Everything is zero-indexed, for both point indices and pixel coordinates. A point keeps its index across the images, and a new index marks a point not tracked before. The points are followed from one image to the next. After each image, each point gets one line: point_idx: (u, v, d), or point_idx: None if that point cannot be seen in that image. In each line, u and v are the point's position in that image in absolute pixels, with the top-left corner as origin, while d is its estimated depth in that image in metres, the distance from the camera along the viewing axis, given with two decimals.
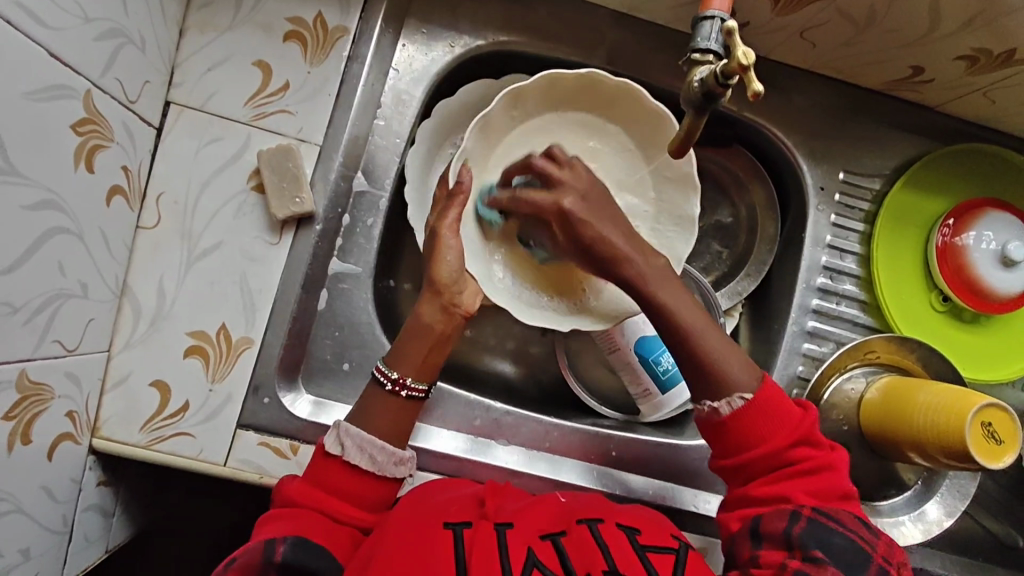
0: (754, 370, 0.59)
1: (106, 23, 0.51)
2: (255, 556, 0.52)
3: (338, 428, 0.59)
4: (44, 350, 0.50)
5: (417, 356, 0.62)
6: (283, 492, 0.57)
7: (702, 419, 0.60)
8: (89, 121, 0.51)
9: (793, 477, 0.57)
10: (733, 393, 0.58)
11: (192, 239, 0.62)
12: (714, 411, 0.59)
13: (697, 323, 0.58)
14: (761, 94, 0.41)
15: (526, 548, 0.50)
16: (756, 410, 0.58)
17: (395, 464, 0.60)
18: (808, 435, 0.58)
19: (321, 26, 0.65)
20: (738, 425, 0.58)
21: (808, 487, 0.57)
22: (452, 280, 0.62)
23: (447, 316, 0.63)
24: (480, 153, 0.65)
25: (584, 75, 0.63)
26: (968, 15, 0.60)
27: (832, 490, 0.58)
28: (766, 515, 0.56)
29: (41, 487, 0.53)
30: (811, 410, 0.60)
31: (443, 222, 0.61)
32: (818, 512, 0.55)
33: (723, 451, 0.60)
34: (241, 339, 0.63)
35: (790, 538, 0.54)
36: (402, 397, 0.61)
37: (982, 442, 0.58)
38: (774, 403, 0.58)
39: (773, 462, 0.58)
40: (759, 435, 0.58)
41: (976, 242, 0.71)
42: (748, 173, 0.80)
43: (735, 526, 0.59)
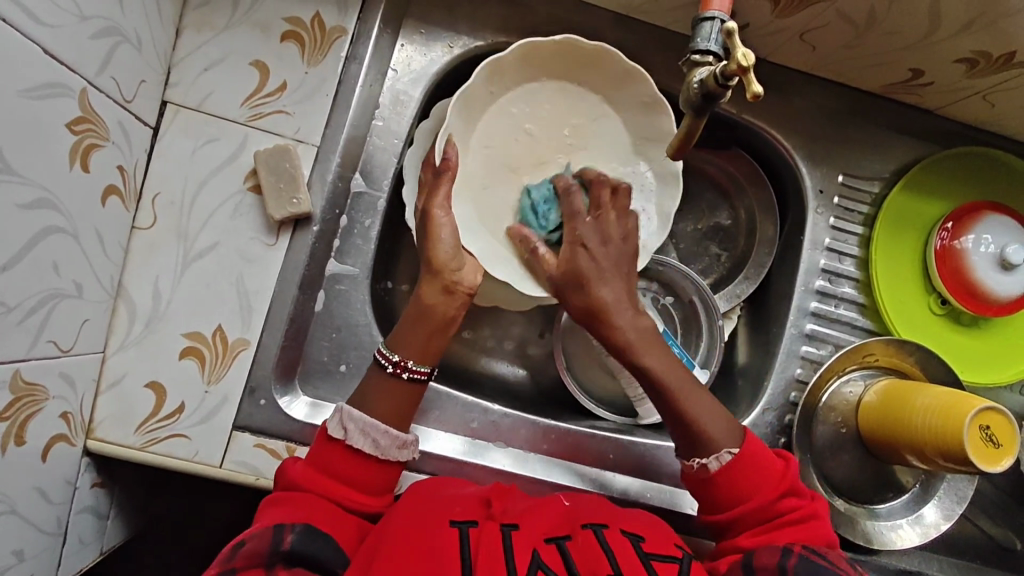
0: (736, 425, 0.61)
1: (102, 22, 0.51)
2: (262, 543, 0.51)
3: (339, 413, 0.58)
4: (38, 351, 0.50)
5: (421, 338, 0.61)
6: (288, 477, 0.57)
7: (689, 474, 0.61)
8: (84, 120, 0.51)
9: (783, 527, 0.58)
10: (720, 447, 0.59)
11: (187, 239, 0.62)
12: (702, 467, 0.60)
13: (680, 381, 0.60)
14: (760, 95, 0.41)
15: (532, 550, 0.50)
16: (744, 462, 0.59)
17: (397, 448, 0.59)
18: (794, 486, 0.59)
19: (319, 26, 0.65)
20: (724, 481, 0.59)
21: (795, 536, 0.57)
22: (449, 259, 0.61)
23: (450, 297, 0.62)
24: (464, 128, 0.65)
25: (558, 42, 0.64)
26: (968, 18, 0.60)
27: (820, 540, 0.58)
28: (759, 551, 0.55)
29: (35, 489, 0.52)
30: (794, 462, 0.61)
31: (433, 200, 0.62)
32: (810, 550, 0.54)
33: (711, 506, 0.60)
34: (237, 340, 0.63)
35: (784, 570, 0.52)
36: (404, 377, 0.60)
37: (979, 444, 0.58)
38: (759, 455, 0.59)
39: (763, 513, 0.58)
40: (748, 489, 0.59)
41: (975, 245, 0.71)
42: (747, 176, 0.79)
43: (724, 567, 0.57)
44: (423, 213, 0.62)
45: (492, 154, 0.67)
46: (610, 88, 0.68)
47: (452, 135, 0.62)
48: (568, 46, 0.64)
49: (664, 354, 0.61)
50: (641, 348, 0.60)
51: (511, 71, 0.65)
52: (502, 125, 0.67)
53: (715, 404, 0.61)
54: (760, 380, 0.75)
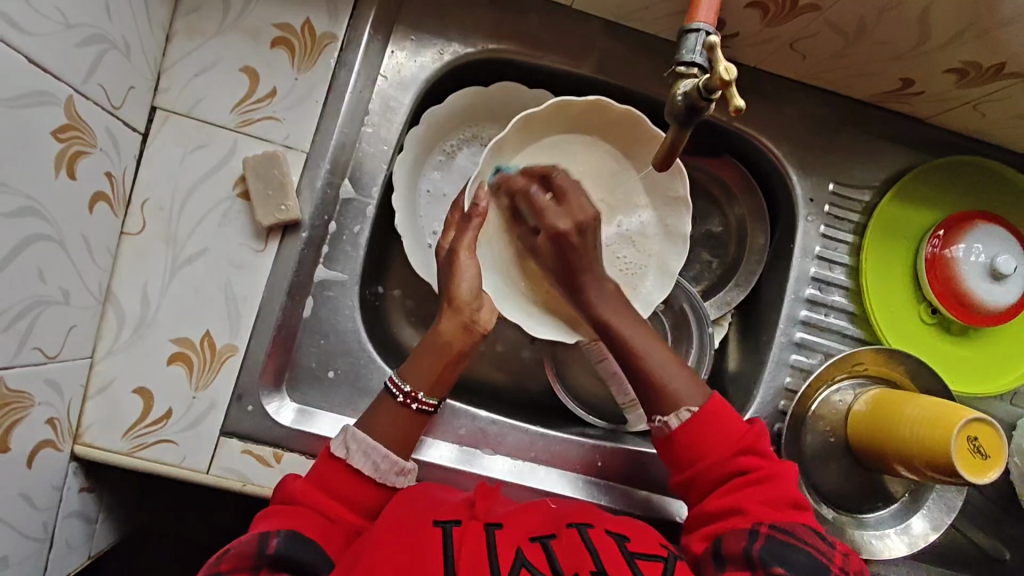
0: (701, 387, 0.62)
1: (89, 29, 0.51)
2: (249, 546, 0.52)
3: (344, 431, 0.60)
4: (23, 357, 0.50)
5: (432, 370, 0.62)
6: (285, 490, 0.57)
7: (655, 436, 0.62)
8: (70, 128, 0.51)
9: (746, 487, 0.58)
10: (679, 406, 0.61)
11: (177, 245, 0.62)
12: (664, 425, 0.61)
13: (661, 359, 0.63)
14: (742, 109, 0.41)
15: (515, 548, 0.50)
16: (700, 421, 0.60)
17: (395, 474, 0.60)
18: (753, 447, 0.59)
19: (309, 33, 0.65)
20: (686, 438, 0.60)
21: (760, 497, 0.57)
22: (470, 298, 0.64)
23: (467, 333, 0.64)
24: (493, 174, 0.67)
25: (591, 101, 0.65)
26: (958, 28, 0.59)
27: (784, 499, 0.57)
28: (727, 534, 0.55)
29: (21, 495, 0.52)
30: (756, 424, 0.62)
31: (461, 241, 0.64)
32: (776, 527, 0.54)
33: (676, 469, 0.61)
34: (226, 346, 0.63)
35: (751, 558, 0.52)
36: (413, 409, 0.61)
37: (967, 455, 0.58)
38: (716, 416, 0.60)
39: (723, 471, 0.59)
40: (705, 447, 0.60)
41: (965, 254, 0.71)
42: (739, 184, 0.79)
43: (699, 547, 0.58)
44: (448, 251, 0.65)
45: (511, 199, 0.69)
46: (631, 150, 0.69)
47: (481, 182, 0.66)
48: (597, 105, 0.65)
49: (634, 320, 0.65)
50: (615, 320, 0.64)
51: (540, 122, 0.66)
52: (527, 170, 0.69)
53: (682, 365, 0.63)
54: (750, 389, 0.75)
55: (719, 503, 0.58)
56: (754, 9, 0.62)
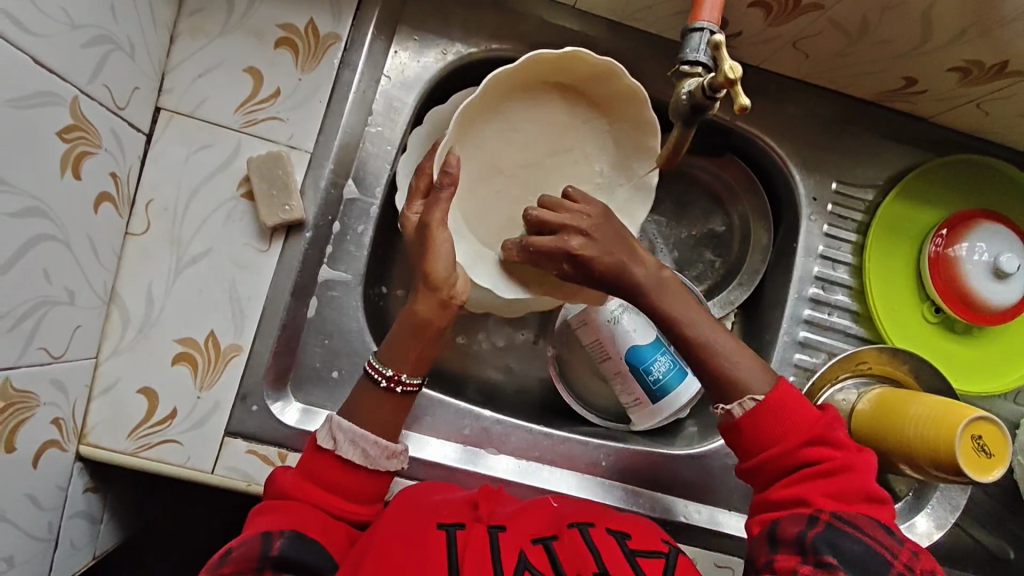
0: (767, 373, 0.60)
1: (94, 30, 0.51)
2: (252, 549, 0.52)
3: (330, 421, 0.59)
4: (29, 357, 0.50)
5: (411, 355, 0.61)
6: (277, 488, 0.57)
7: (722, 423, 0.60)
8: (75, 128, 0.51)
9: (809, 478, 0.56)
10: (743, 394, 0.58)
11: (181, 246, 0.62)
12: (728, 414, 0.59)
13: (726, 349, 0.59)
14: (747, 108, 0.42)
15: (518, 552, 0.50)
16: (767, 408, 0.58)
17: (386, 458, 0.60)
18: (825, 437, 0.57)
19: (313, 33, 0.65)
20: (751, 425, 0.58)
21: (826, 487, 0.56)
22: (447, 274, 0.60)
23: (445, 310, 0.61)
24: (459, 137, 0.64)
25: (565, 54, 0.61)
26: (961, 27, 0.60)
27: (856, 492, 0.56)
28: (784, 519, 0.55)
29: (27, 495, 0.52)
30: (831, 412, 0.59)
31: (432, 214, 0.60)
32: (838, 516, 0.54)
33: (745, 453, 0.59)
34: (230, 346, 0.63)
35: (802, 543, 0.53)
36: (397, 392, 0.60)
37: (971, 455, 0.58)
38: (788, 403, 0.58)
39: (792, 459, 0.57)
40: (773, 433, 0.58)
41: (969, 253, 0.71)
42: (742, 185, 0.79)
43: (756, 530, 0.58)
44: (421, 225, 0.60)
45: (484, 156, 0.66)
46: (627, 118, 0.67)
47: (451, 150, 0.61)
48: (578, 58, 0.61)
49: (684, 299, 0.59)
50: (656, 294, 0.58)
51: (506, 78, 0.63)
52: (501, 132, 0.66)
53: (740, 346, 0.60)
54: None
55: (782, 493, 0.57)
56: (757, 8, 0.62)
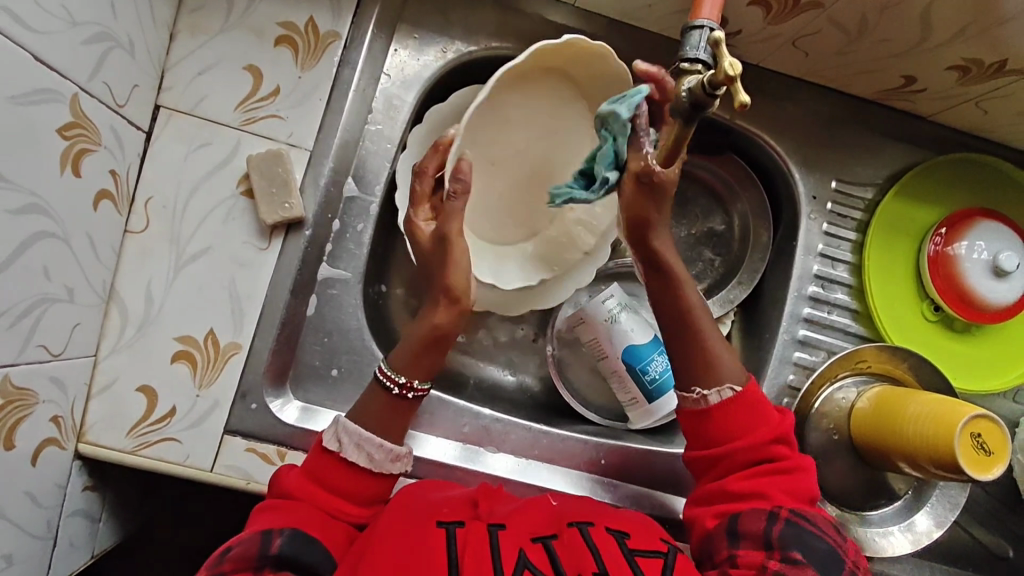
0: (742, 369, 0.61)
1: (94, 27, 0.51)
2: (251, 547, 0.52)
3: (337, 423, 0.59)
4: (28, 355, 0.50)
5: (426, 362, 0.61)
6: (280, 486, 0.57)
7: (687, 409, 0.61)
8: (75, 125, 0.51)
9: (769, 475, 0.57)
10: (723, 381, 0.59)
11: (180, 243, 0.62)
12: (702, 398, 0.59)
13: (712, 332, 0.60)
14: (746, 104, 0.41)
15: (518, 549, 0.50)
16: (740, 403, 0.59)
17: (390, 461, 0.60)
18: (786, 437, 0.59)
19: (313, 31, 0.65)
20: (721, 417, 0.59)
21: (785, 485, 0.57)
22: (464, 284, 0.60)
23: (454, 312, 0.61)
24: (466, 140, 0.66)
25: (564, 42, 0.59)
26: (960, 25, 0.60)
27: (804, 492, 0.58)
28: (745, 513, 0.56)
29: (26, 493, 0.52)
30: (789, 416, 0.61)
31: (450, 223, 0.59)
32: (797, 513, 0.55)
33: (701, 444, 0.60)
34: (229, 344, 0.63)
35: (769, 538, 0.53)
36: (408, 398, 0.60)
37: (971, 452, 0.58)
38: (757, 402, 0.60)
39: (753, 455, 0.58)
40: (737, 429, 0.59)
41: (968, 252, 0.71)
42: (741, 183, 0.79)
43: (711, 523, 0.58)
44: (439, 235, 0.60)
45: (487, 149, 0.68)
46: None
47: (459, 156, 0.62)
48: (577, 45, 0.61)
49: (679, 261, 0.60)
50: (671, 257, 0.59)
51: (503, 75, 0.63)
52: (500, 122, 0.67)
53: (725, 339, 0.61)
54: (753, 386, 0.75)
55: (742, 485, 0.57)
56: (756, 7, 0.62)
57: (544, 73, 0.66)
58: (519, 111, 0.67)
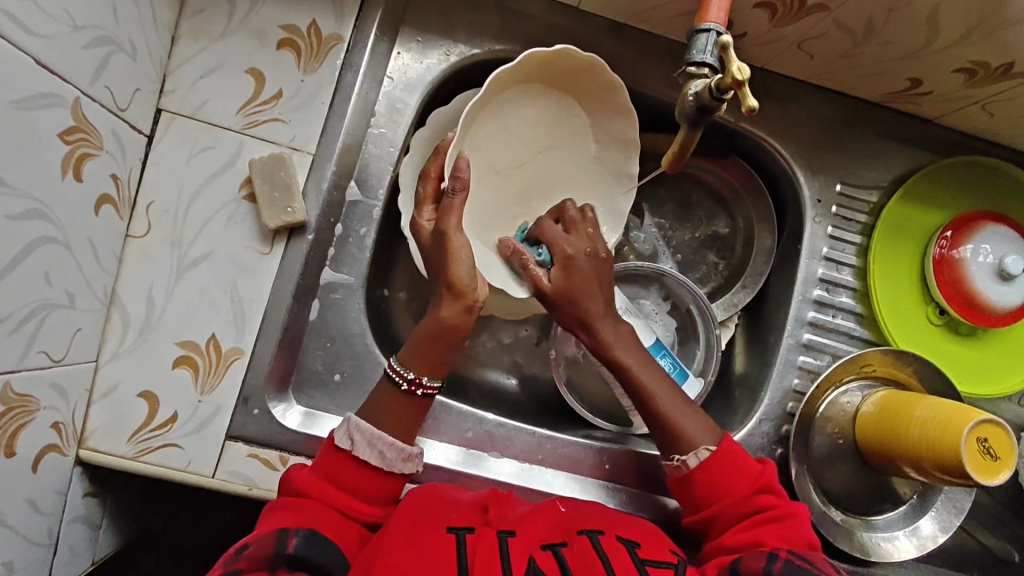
0: (715, 429, 0.63)
1: (96, 31, 0.51)
2: (267, 545, 0.51)
3: (348, 422, 0.59)
4: (29, 361, 0.50)
5: (432, 357, 0.61)
6: (292, 483, 0.57)
7: (671, 476, 0.63)
8: (76, 130, 0.50)
9: (760, 525, 0.57)
10: (697, 445, 0.61)
11: (182, 248, 0.62)
12: (679, 466, 0.62)
13: (677, 406, 0.63)
14: (754, 109, 0.42)
15: (527, 557, 0.50)
16: (720, 460, 0.60)
17: (402, 460, 0.59)
18: (769, 486, 0.59)
19: (315, 34, 0.64)
20: (703, 478, 0.60)
21: (778, 533, 0.56)
22: (469, 279, 0.60)
23: (467, 314, 0.61)
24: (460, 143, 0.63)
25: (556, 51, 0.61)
26: (967, 28, 0.59)
27: (801, 540, 0.56)
28: (745, 556, 0.53)
29: (26, 500, 0.52)
30: (770, 465, 0.62)
31: (447, 220, 0.59)
32: (795, 553, 0.52)
33: (692, 507, 0.61)
34: (231, 349, 0.62)
35: (769, 574, 0.50)
36: (418, 394, 0.61)
37: (978, 457, 0.57)
38: (735, 455, 0.61)
39: (741, 509, 0.58)
40: (722, 487, 0.60)
41: (974, 255, 0.71)
42: (745, 186, 0.79)
43: (710, 574, 0.55)
44: (436, 231, 0.60)
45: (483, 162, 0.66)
46: (603, 116, 0.69)
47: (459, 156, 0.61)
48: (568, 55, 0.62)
49: (641, 351, 0.64)
50: (616, 344, 0.63)
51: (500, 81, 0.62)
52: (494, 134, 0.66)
53: (694, 407, 0.64)
54: (757, 390, 0.75)
55: (739, 537, 0.56)
56: (762, 9, 0.61)
57: (535, 86, 0.66)
58: (510, 124, 0.67)
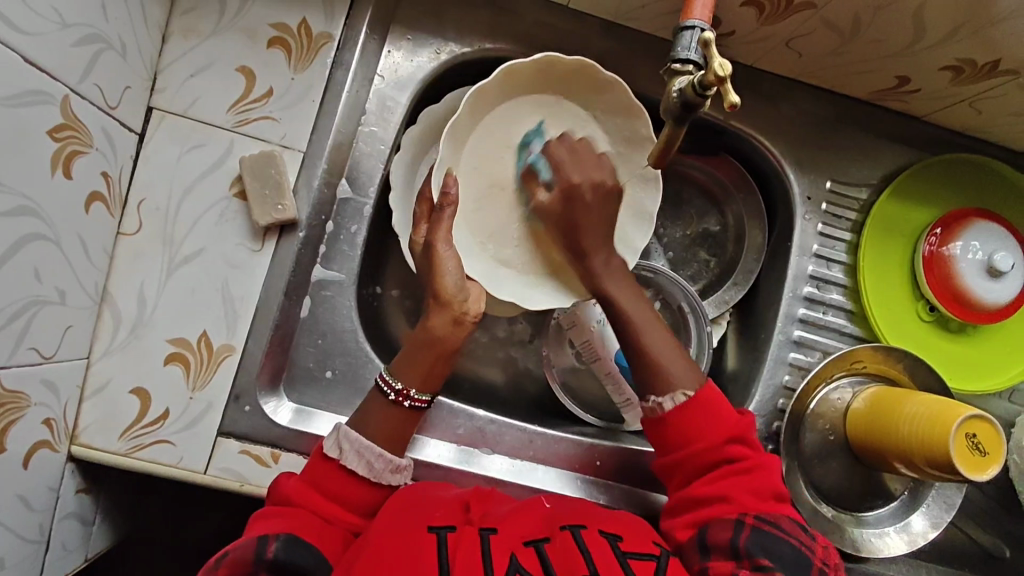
0: (696, 371, 0.62)
1: (85, 29, 0.51)
2: (247, 552, 0.52)
3: (337, 430, 0.59)
4: (19, 358, 0.50)
5: (421, 367, 0.62)
6: (280, 492, 0.57)
7: (647, 418, 0.62)
8: (66, 127, 0.51)
9: (732, 477, 0.58)
10: (676, 388, 0.60)
11: (173, 245, 0.62)
12: (660, 407, 0.61)
13: (659, 342, 0.62)
14: (736, 105, 0.41)
15: (510, 554, 0.50)
16: (695, 407, 0.60)
17: (390, 472, 0.60)
18: (743, 436, 0.60)
19: (305, 32, 0.65)
20: (679, 424, 0.60)
21: (747, 486, 0.57)
22: (455, 291, 0.61)
23: (457, 327, 0.62)
24: (453, 157, 0.63)
25: (539, 60, 0.61)
26: (953, 26, 0.60)
27: (769, 488, 0.58)
28: (715, 525, 0.56)
29: (17, 496, 0.52)
30: (749, 414, 0.62)
31: (435, 233, 0.61)
32: (760, 518, 0.55)
33: (664, 451, 0.61)
34: (222, 346, 0.63)
35: (736, 549, 0.53)
36: (406, 406, 0.61)
37: (965, 452, 0.58)
38: (711, 402, 0.60)
39: (712, 459, 0.59)
40: (695, 434, 0.60)
41: (963, 252, 0.71)
42: (736, 183, 0.79)
43: (683, 536, 0.59)
44: (425, 246, 0.62)
45: (481, 175, 0.65)
46: (609, 118, 0.67)
47: (447, 169, 0.61)
48: (555, 62, 0.63)
49: (629, 290, 0.63)
50: (605, 278, 0.63)
51: (490, 95, 0.63)
52: (491, 145, 0.65)
53: (680, 349, 0.63)
54: (748, 387, 0.75)
55: (707, 491, 0.58)
56: (750, 7, 0.62)
57: (531, 97, 0.66)
58: (508, 134, 0.66)
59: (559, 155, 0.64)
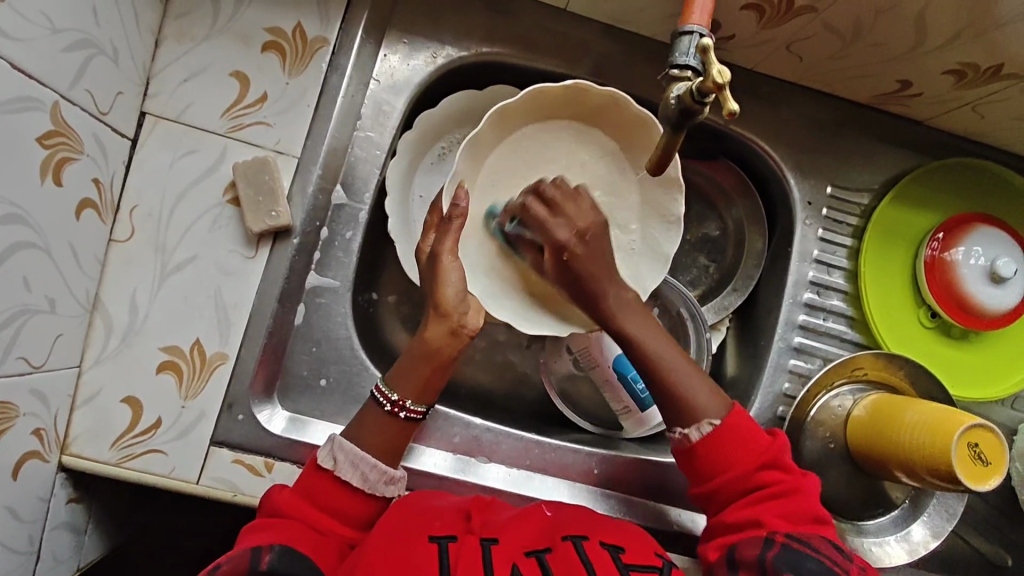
0: (722, 398, 0.61)
1: (75, 34, 0.50)
2: (240, 564, 0.51)
3: (332, 440, 0.59)
4: (8, 368, 0.49)
5: (419, 379, 0.61)
6: (272, 503, 0.57)
7: (675, 448, 0.61)
8: (56, 134, 0.50)
9: (765, 502, 0.57)
10: (701, 418, 0.59)
11: (166, 252, 0.61)
12: (684, 437, 0.60)
13: (681, 371, 0.60)
14: (735, 113, 0.40)
15: (511, 565, 0.50)
16: (725, 433, 0.59)
17: (384, 483, 0.59)
18: (776, 460, 0.59)
19: (300, 36, 0.64)
20: (708, 452, 0.59)
21: (779, 510, 0.57)
22: (457, 302, 0.60)
23: (455, 338, 0.61)
24: (470, 173, 0.63)
25: (569, 86, 0.61)
26: (956, 30, 0.59)
27: (804, 513, 0.57)
28: (742, 543, 0.56)
29: (6, 508, 0.51)
30: (780, 436, 0.61)
31: (443, 242, 0.60)
32: (791, 536, 0.55)
33: (696, 479, 0.60)
34: (215, 354, 0.62)
35: (763, 563, 0.53)
36: (400, 417, 0.60)
37: (968, 463, 0.57)
38: (742, 428, 0.59)
39: (742, 484, 0.58)
40: (726, 460, 0.59)
41: (965, 257, 0.70)
42: (736, 188, 0.78)
43: (712, 556, 0.59)
44: (430, 255, 0.61)
45: (498, 193, 0.65)
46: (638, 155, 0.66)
47: (460, 183, 0.61)
48: (586, 91, 0.62)
49: (646, 321, 0.61)
50: (622, 316, 0.60)
51: (517, 115, 0.63)
52: (511, 164, 0.65)
53: (701, 374, 0.61)
54: (747, 394, 0.74)
55: (740, 515, 0.58)
56: (750, 11, 0.61)
57: (559, 120, 0.65)
58: (531, 154, 0.65)
59: (535, 211, 0.60)
